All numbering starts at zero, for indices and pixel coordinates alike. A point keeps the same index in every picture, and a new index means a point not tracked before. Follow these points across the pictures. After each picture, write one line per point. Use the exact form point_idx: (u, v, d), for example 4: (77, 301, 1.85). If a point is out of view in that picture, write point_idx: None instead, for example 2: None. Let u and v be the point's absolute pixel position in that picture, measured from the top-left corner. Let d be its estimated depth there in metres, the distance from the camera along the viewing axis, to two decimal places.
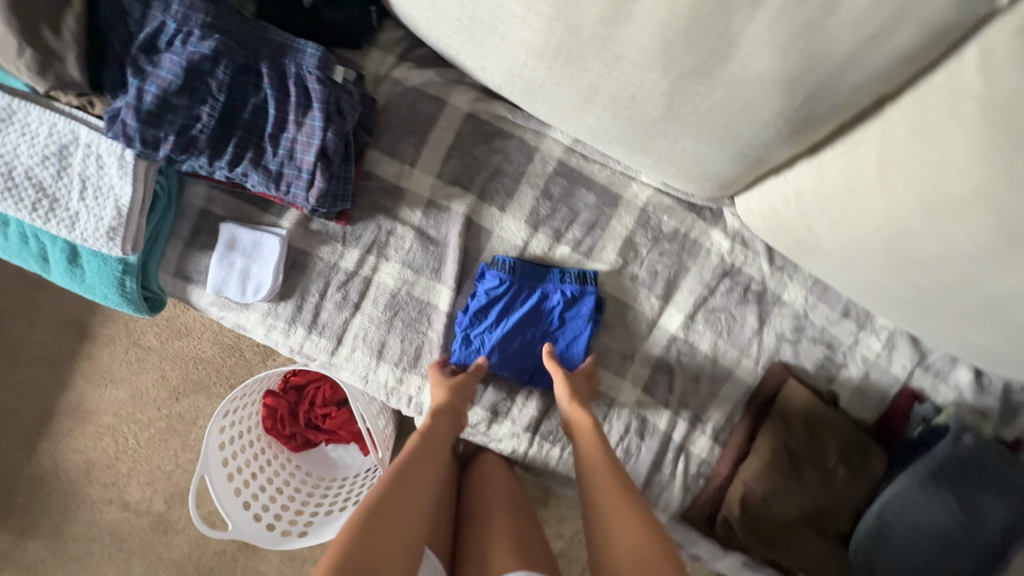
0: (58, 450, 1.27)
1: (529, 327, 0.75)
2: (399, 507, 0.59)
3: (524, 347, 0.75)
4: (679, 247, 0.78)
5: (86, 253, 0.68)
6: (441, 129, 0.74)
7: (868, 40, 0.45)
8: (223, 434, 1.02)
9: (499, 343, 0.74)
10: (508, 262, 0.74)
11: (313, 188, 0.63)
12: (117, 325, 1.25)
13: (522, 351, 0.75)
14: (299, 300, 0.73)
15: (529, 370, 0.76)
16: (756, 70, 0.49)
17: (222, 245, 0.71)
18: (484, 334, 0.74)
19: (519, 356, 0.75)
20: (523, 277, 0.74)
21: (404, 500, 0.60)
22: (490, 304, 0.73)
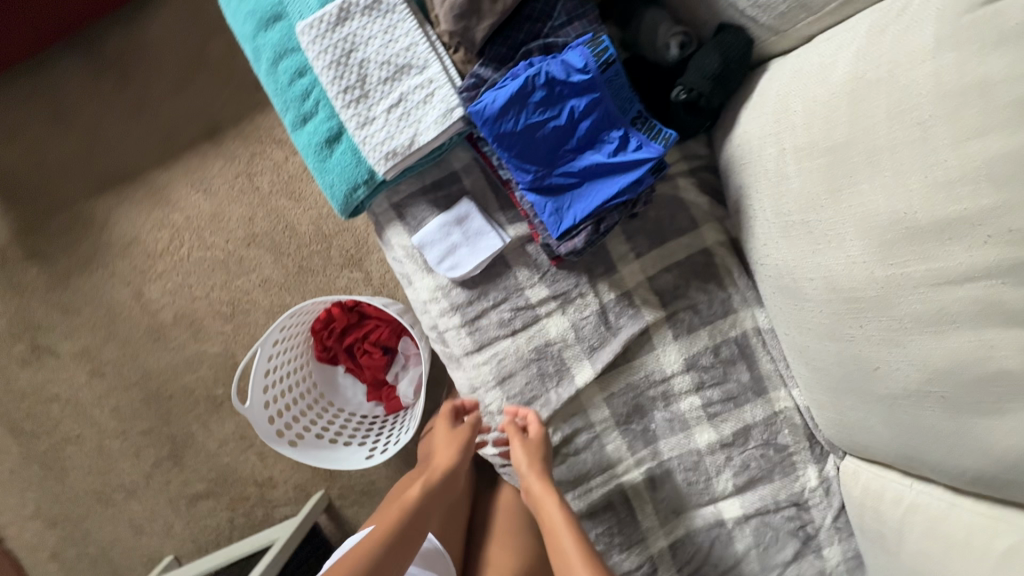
0: (119, 211, 1.25)
1: (557, 155, 0.64)
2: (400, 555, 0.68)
3: (534, 158, 0.63)
4: (778, 460, 0.84)
5: (347, 145, 0.69)
6: (678, 245, 0.78)
7: None
8: (286, 322, 1.04)
9: (527, 123, 0.61)
10: (611, 63, 0.61)
11: (570, 241, 0.68)
12: (244, 148, 1.24)
13: (533, 159, 0.64)
14: (474, 296, 0.76)
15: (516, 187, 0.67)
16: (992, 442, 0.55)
17: (452, 214, 0.73)
18: (522, 109, 0.61)
19: (529, 157, 0.63)
20: (595, 103, 0.62)
21: (401, 547, 0.68)
22: (546, 96, 0.61)
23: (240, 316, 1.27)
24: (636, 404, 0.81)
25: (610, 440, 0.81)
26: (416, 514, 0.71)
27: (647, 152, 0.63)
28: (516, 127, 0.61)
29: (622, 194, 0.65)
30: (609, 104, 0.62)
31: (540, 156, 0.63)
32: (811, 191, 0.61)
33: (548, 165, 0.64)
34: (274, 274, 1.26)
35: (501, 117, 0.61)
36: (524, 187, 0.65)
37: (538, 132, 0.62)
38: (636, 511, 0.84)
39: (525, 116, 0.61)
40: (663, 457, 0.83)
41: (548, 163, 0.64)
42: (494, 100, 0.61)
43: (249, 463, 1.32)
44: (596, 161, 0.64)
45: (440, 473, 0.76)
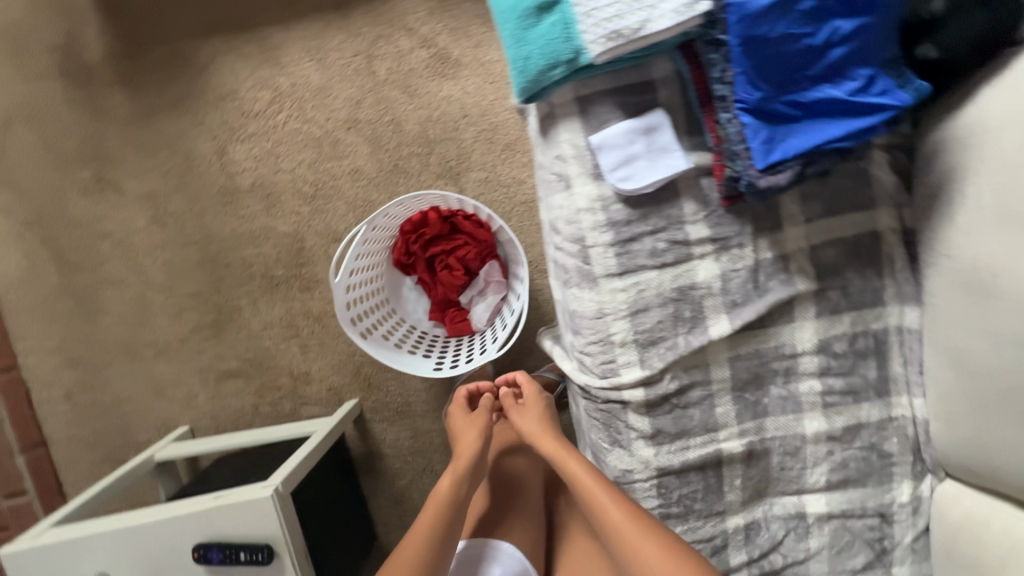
0: (223, 60, 1.18)
1: (795, 80, 0.59)
2: (450, 520, 0.86)
3: (772, 76, 0.59)
4: (877, 467, 0.81)
5: (560, 17, 0.63)
6: (850, 221, 0.74)
7: None
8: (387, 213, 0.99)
9: (783, 34, 0.57)
10: None
11: (769, 177, 0.63)
12: (370, 28, 1.16)
13: (769, 76, 0.59)
14: (633, 217, 0.71)
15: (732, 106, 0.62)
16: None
17: (642, 122, 0.68)
18: (783, 16, 0.56)
19: (767, 74, 0.59)
20: (857, 33, 0.57)
21: (451, 514, 0.87)
22: (812, 9, 0.56)
23: (320, 200, 1.21)
24: (757, 373, 0.78)
25: (720, 403, 0.77)
26: (454, 500, 0.88)
27: (890, 99, 0.59)
28: (769, 35, 0.57)
29: (846, 138, 0.60)
30: (871, 37, 0.57)
31: (778, 76, 0.59)
32: None
33: (778, 88, 0.59)
34: (366, 166, 1.20)
35: (758, 19, 0.56)
36: (745, 105, 0.61)
37: (789, 46, 0.57)
38: (724, 482, 0.80)
39: (783, 25, 0.56)
40: (765, 434, 0.79)
41: (783, 87, 0.59)
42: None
43: (290, 353, 1.26)
44: (832, 97, 0.59)
45: (467, 459, 0.93)
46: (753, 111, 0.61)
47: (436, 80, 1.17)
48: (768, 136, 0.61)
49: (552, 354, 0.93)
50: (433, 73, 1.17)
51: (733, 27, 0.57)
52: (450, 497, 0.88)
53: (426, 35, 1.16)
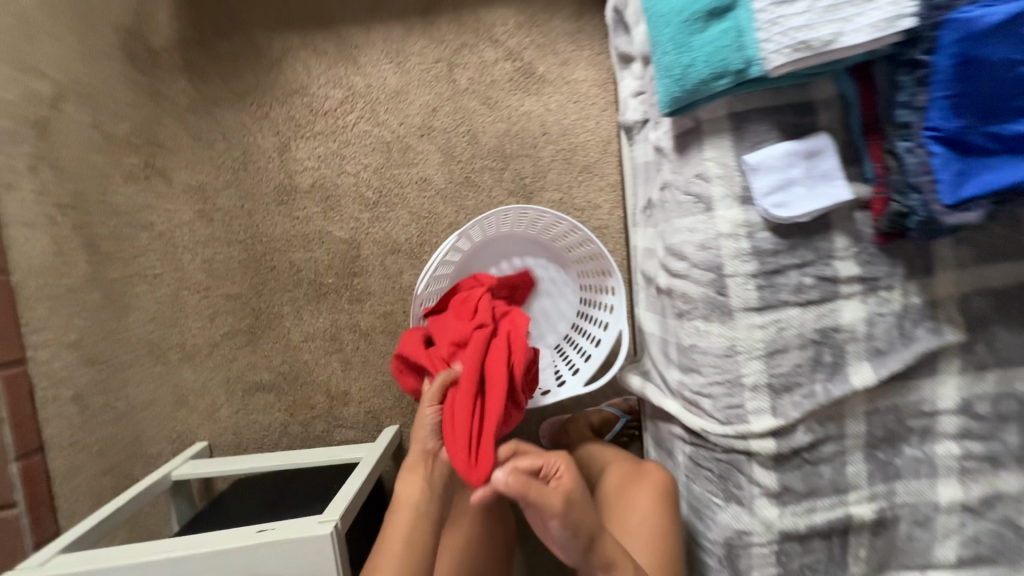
0: (297, 54, 1.11)
1: (1009, 110, 0.54)
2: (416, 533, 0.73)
3: (982, 104, 0.54)
4: (1009, 546, 0.74)
5: (732, 24, 0.58)
6: (1003, 273, 0.68)
7: None
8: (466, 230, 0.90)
9: (1000, 63, 0.52)
10: None
11: (961, 213, 0.57)
12: (456, 37, 1.12)
13: (980, 103, 0.54)
14: (781, 247, 0.65)
15: (934, 134, 0.56)
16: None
17: (804, 146, 0.62)
18: (999, 44, 0.52)
19: (978, 99, 0.54)
20: None
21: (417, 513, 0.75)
22: None
23: (383, 208, 1.13)
24: (892, 431, 0.70)
25: (852, 461, 0.70)
26: (416, 505, 0.75)
27: None
28: (985, 61, 0.53)
29: None
30: None
31: (988, 103, 0.54)
32: None
33: (981, 117, 0.54)
34: (437, 177, 1.13)
35: (975, 45, 0.52)
36: (938, 133, 0.56)
37: (1003, 72, 0.53)
38: (846, 552, 0.72)
39: (1001, 51, 0.52)
40: (896, 500, 0.72)
41: (991, 113, 0.54)
42: (984, 21, 0.52)
43: (329, 369, 1.15)
44: None
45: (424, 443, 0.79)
46: (955, 139, 0.55)
47: (519, 94, 1.13)
48: (965, 166, 0.56)
49: (643, 392, 0.85)
50: (516, 87, 1.12)
51: (943, 49, 0.53)
52: (414, 505, 0.75)
53: (512, 48, 1.12)
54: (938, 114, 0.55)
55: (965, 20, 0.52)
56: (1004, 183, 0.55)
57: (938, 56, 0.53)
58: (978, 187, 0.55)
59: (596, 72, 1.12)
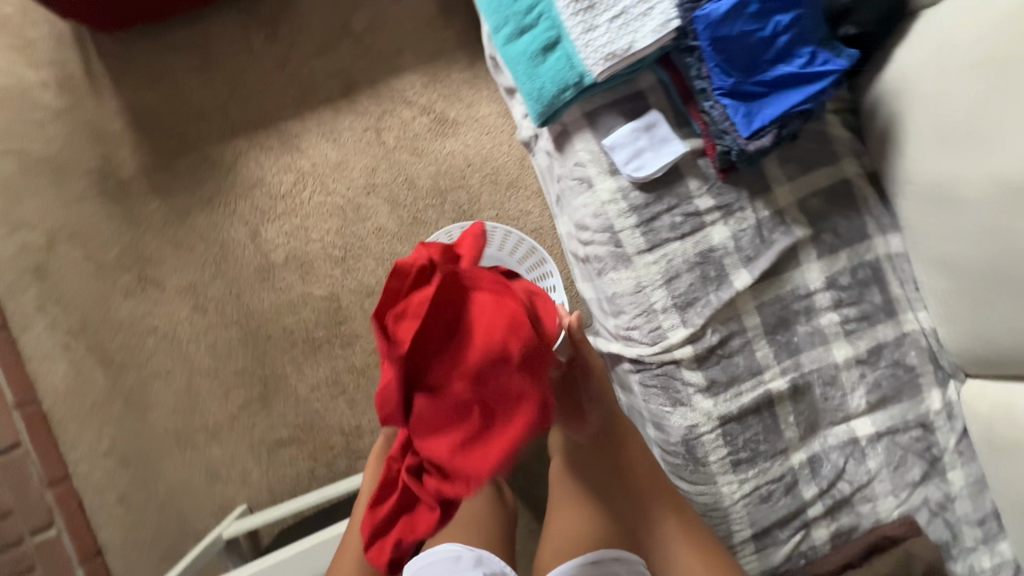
0: (246, 154, 1.31)
1: (763, 62, 0.75)
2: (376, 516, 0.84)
3: (743, 63, 0.75)
4: (905, 382, 0.91)
5: (562, 53, 0.80)
6: (823, 173, 0.89)
7: None
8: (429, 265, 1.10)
9: (743, 34, 0.74)
10: None
11: (758, 141, 0.78)
12: (375, 107, 1.33)
13: (741, 64, 0.75)
14: (650, 199, 0.85)
15: (722, 92, 0.77)
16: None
17: (642, 122, 0.83)
18: (738, 21, 0.74)
19: (739, 61, 0.75)
20: (800, 24, 0.74)
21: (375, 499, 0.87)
22: (758, 12, 0.74)
23: (351, 260, 1.31)
24: (782, 316, 0.88)
25: (759, 346, 0.88)
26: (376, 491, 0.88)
27: (832, 66, 0.75)
28: (734, 35, 0.74)
29: (810, 100, 0.76)
30: (808, 21, 0.74)
31: (747, 62, 0.75)
32: (978, 93, 0.72)
33: (746, 72, 0.76)
34: (389, 223, 1.32)
35: (722, 26, 0.74)
36: (723, 91, 0.77)
37: (748, 39, 0.74)
38: (780, 421, 0.88)
39: (741, 25, 0.74)
40: (803, 369, 0.89)
41: (752, 68, 0.76)
42: (722, 9, 0.73)
43: (338, 411, 1.30)
44: (787, 72, 0.75)
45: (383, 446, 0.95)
46: (735, 91, 0.77)
47: (439, 139, 1.34)
48: (749, 108, 0.77)
49: (595, 342, 0.99)
50: (435, 134, 1.34)
51: (704, 34, 0.74)
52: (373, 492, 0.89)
53: (424, 103, 1.34)
54: (718, 78, 0.76)
55: (711, 12, 0.73)
56: (778, 113, 0.76)
57: (703, 39, 0.75)
58: (762, 120, 0.76)
59: (497, 105, 1.34)
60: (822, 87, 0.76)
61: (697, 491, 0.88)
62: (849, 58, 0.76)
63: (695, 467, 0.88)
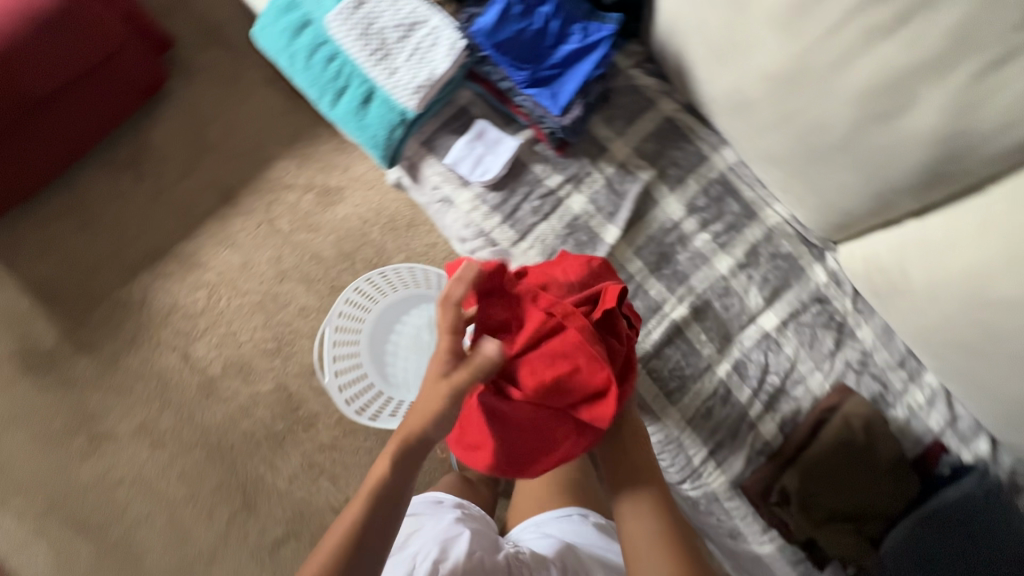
0: (154, 286, 1.35)
1: (544, 51, 0.85)
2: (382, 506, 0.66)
3: (529, 57, 0.85)
4: (789, 268, 1.00)
5: (379, 100, 0.88)
6: (646, 120, 0.99)
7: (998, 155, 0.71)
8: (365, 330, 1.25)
9: (518, 34, 0.84)
10: None
11: (569, 113, 0.86)
12: (260, 201, 1.40)
13: (527, 58, 0.85)
14: (505, 195, 0.93)
15: (522, 86, 0.86)
16: (994, 109, 0.67)
17: (472, 133, 0.92)
18: (509, 25, 0.83)
19: (524, 56, 0.84)
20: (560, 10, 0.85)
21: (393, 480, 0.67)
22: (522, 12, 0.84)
23: (286, 347, 1.35)
24: (661, 252, 0.97)
25: (651, 286, 0.96)
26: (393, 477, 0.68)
27: (602, 32, 0.85)
28: (510, 37, 0.83)
29: (596, 66, 0.86)
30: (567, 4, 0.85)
31: (531, 55, 0.85)
32: (725, 12, 0.82)
33: (534, 63, 0.85)
34: (309, 300, 1.37)
35: (497, 34, 0.83)
36: (523, 84, 0.86)
37: (523, 36, 0.84)
38: (694, 342, 0.96)
39: (512, 28, 0.83)
40: (697, 291, 0.97)
41: (538, 58, 0.85)
42: (491, 21, 0.83)
43: (323, 491, 1.30)
44: (568, 50, 0.85)
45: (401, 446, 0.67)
46: (533, 81, 0.85)
47: (329, 209, 1.41)
48: (550, 90, 0.86)
49: None
50: (324, 205, 1.41)
51: (485, 45, 0.83)
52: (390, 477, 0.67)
53: (304, 183, 1.41)
54: (514, 75, 0.85)
55: (483, 26, 0.83)
56: (575, 85, 0.85)
57: (486, 49, 0.84)
58: (565, 96, 0.85)
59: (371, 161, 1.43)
60: (602, 53, 0.86)
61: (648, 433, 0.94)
62: (614, 21, 0.86)
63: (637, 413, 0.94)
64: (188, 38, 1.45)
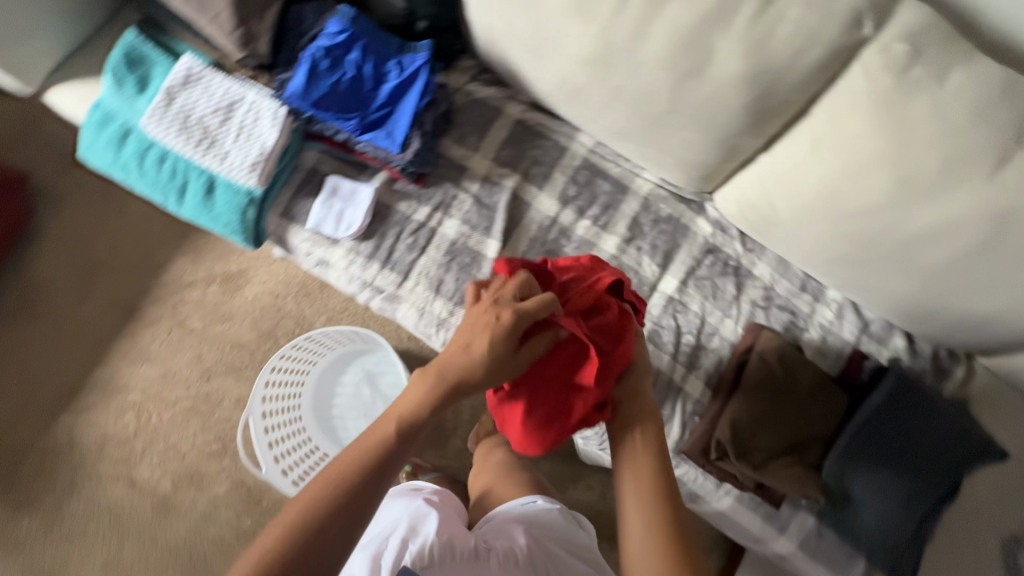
0: (79, 423, 1.31)
1: (366, 95, 0.85)
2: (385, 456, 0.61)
3: (352, 105, 0.84)
4: (673, 229, 1.02)
5: (221, 186, 0.87)
6: (498, 128, 1.00)
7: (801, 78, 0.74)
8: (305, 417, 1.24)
9: (333, 86, 0.83)
10: (352, 19, 0.84)
11: (409, 147, 0.87)
12: (164, 307, 1.37)
13: (350, 106, 0.84)
14: (378, 241, 0.92)
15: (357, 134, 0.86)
16: (782, 37, 0.71)
17: (326, 191, 0.92)
18: (321, 81, 0.83)
19: (347, 106, 0.84)
20: (368, 51, 0.84)
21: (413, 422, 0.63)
22: (330, 65, 0.83)
23: (232, 443, 1.32)
24: (548, 250, 0.98)
25: None
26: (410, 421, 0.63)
27: (416, 62, 0.85)
28: (327, 92, 0.83)
29: (421, 96, 0.86)
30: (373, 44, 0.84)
31: (354, 102, 0.84)
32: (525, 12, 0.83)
33: (359, 109, 0.85)
34: (242, 390, 1.34)
35: (313, 93, 0.83)
36: (357, 132, 0.86)
37: (339, 87, 0.83)
38: None
39: (326, 83, 0.83)
40: None
41: (362, 103, 0.85)
42: (302, 82, 0.82)
43: None
44: (388, 89, 0.85)
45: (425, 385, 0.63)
46: (364, 126, 0.85)
47: (237, 294, 1.38)
48: (383, 130, 0.86)
49: None
50: (231, 292, 1.38)
51: (306, 108, 0.83)
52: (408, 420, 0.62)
53: (204, 276, 1.38)
54: (344, 127, 0.85)
55: (296, 89, 0.82)
56: (406, 120, 0.85)
57: (309, 111, 0.84)
58: (399, 133, 0.86)
59: None
60: (423, 81, 0.86)
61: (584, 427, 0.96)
62: (425, 48, 0.86)
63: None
64: (45, 167, 1.41)
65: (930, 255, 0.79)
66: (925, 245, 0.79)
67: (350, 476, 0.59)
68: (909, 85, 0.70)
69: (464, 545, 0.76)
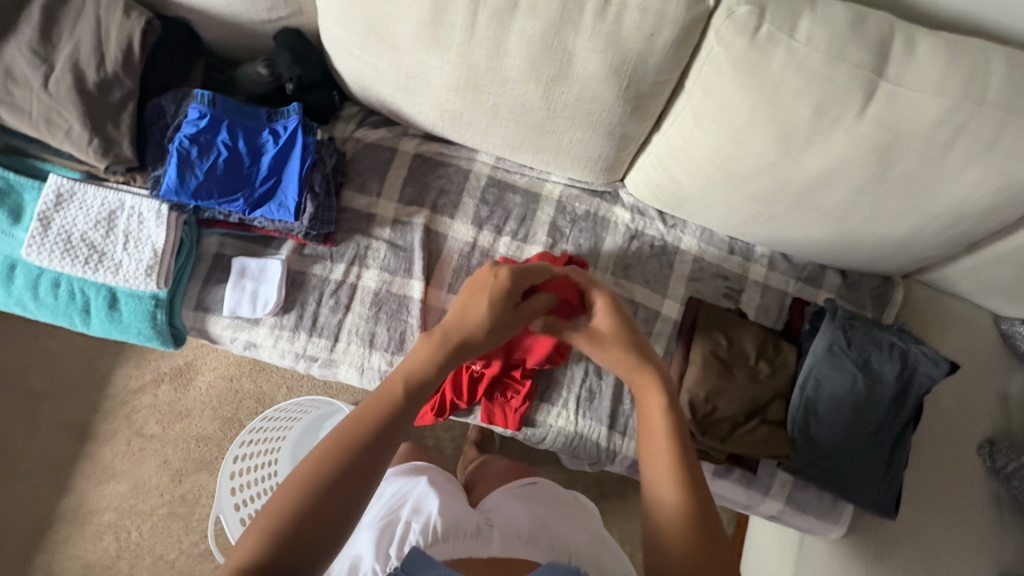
0: (57, 560, 1.25)
1: (247, 171, 0.83)
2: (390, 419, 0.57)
3: (234, 184, 0.82)
4: (593, 224, 1.02)
5: (123, 298, 0.84)
6: (396, 167, 0.99)
7: (661, 57, 0.74)
8: None
9: (209, 171, 0.81)
10: (214, 102, 0.82)
11: (305, 213, 0.86)
12: (119, 419, 1.33)
13: (233, 186, 0.82)
14: (299, 310, 0.90)
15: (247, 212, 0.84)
16: (630, 25, 0.71)
17: (234, 274, 0.89)
18: (196, 169, 0.81)
19: (230, 187, 0.82)
20: (237, 128, 0.83)
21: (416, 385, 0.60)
22: (201, 151, 0.81)
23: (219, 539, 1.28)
24: None
25: None
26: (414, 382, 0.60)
27: (290, 128, 0.84)
28: (205, 179, 0.81)
29: (304, 159, 0.84)
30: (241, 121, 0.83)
31: (236, 182, 0.82)
32: (382, 53, 0.82)
33: (243, 187, 0.83)
34: None
35: (189, 182, 0.81)
36: (247, 210, 0.84)
37: (216, 171, 0.81)
38: None
39: (201, 169, 0.81)
40: None
41: (245, 180, 0.83)
42: (176, 175, 0.80)
43: None
44: (268, 161, 0.83)
45: (430, 345, 0.64)
46: (253, 202, 0.83)
47: (189, 389, 1.34)
48: (275, 202, 0.84)
49: None
50: (183, 388, 1.34)
51: (188, 199, 0.81)
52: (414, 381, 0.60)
53: (152, 378, 1.35)
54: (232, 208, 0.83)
55: (171, 183, 0.80)
56: (295, 187, 0.84)
57: (191, 201, 0.82)
58: (290, 200, 0.84)
59: None
60: (302, 144, 0.85)
61: (550, 441, 0.94)
62: (295, 113, 0.85)
63: (531, 429, 0.94)
64: None
65: (831, 196, 0.80)
66: (825, 188, 0.80)
67: (346, 450, 0.54)
68: (763, 43, 0.69)
69: (466, 522, 0.72)
